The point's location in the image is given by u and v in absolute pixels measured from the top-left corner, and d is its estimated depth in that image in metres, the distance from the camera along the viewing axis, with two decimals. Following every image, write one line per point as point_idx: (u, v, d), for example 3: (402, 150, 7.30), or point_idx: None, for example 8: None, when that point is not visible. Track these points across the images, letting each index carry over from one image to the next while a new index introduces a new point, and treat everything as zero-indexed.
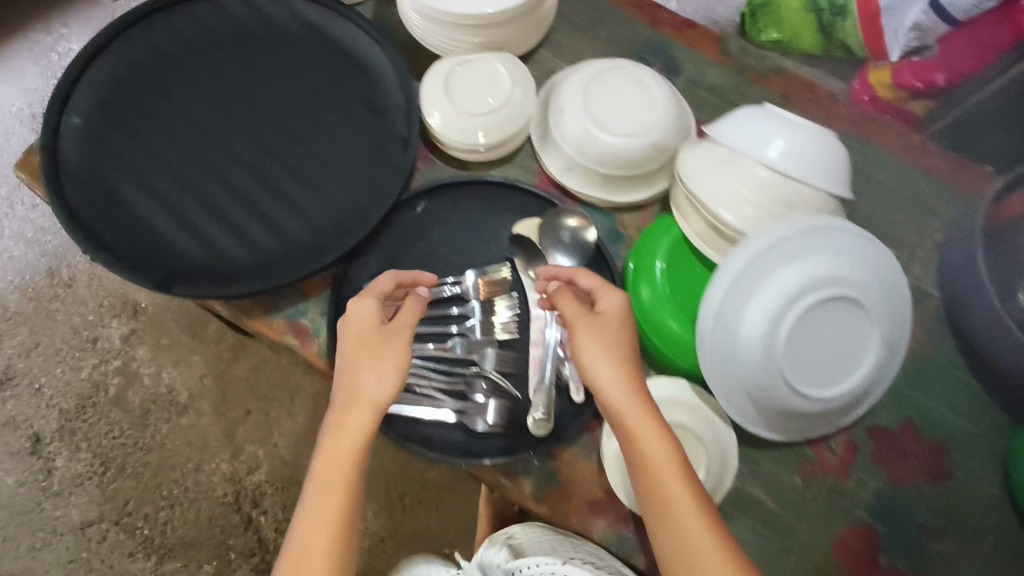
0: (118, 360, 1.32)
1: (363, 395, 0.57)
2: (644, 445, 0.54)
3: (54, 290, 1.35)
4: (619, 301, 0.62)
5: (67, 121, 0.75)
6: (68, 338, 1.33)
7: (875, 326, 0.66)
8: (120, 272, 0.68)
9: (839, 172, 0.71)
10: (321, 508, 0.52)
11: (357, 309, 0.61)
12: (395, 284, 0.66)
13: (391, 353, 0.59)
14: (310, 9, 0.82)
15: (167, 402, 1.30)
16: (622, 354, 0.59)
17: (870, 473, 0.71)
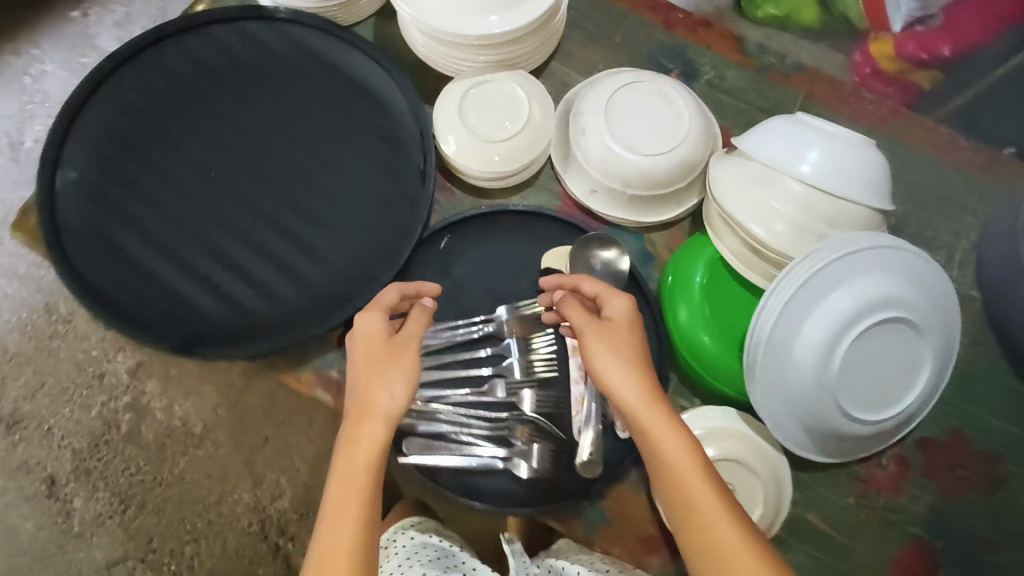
0: (129, 395, 1.23)
1: (373, 406, 0.54)
2: (664, 445, 0.51)
3: (54, 327, 1.26)
4: (627, 304, 0.58)
5: (65, 176, 0.71)
6: (73, 375, 1.24)
7: (927, 342, 0.64)
8: (138, 337, 0.66)
9: (877, 183, 0.67)
10: (337, 524, 0.49)
11: (360, 321, 0.59)
12: (399, 296, 0.63)
13: (398, 362, 0.56)
14: (308, 36, 0.78)
15: (182, 435, 1.22)
16: (636, 354, 0.56)
17: (923, 487, 0.70)
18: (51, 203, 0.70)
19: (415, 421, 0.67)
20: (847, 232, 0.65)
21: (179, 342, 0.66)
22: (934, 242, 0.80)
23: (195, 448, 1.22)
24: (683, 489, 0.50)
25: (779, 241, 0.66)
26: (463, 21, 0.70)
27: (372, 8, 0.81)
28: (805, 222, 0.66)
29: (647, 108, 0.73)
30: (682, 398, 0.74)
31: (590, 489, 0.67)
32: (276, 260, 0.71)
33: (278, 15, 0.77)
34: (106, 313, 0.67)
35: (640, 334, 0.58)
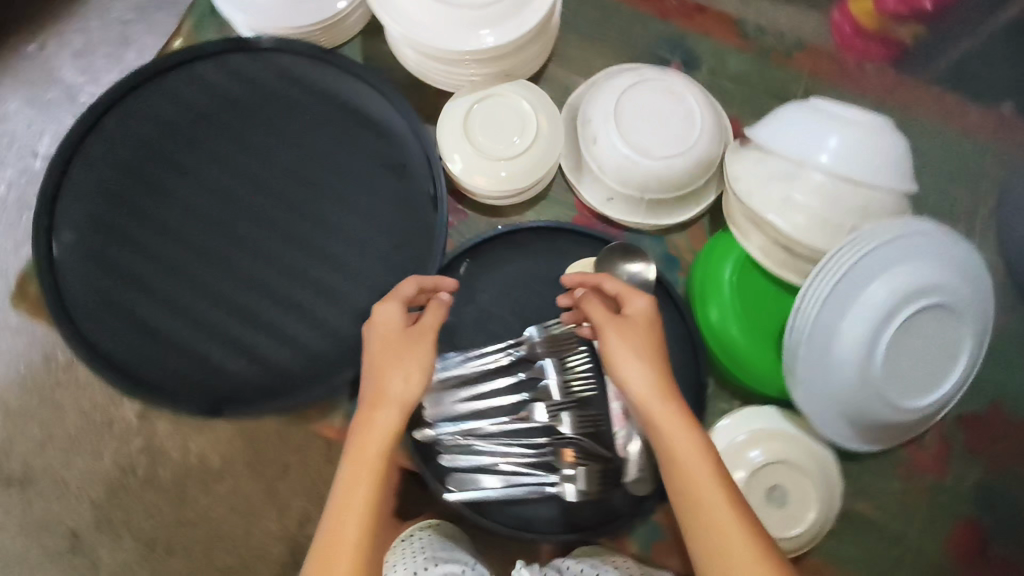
0: (141, 436, 1.09)
1: (389, 393, 0.54)
2: (675, 443, 0.49)
3: (57, 375, 1.12)
4: (646, 305, 0.56)
5: (62, 242, 0.68)
6: (74, 423, 1.09)
7: (966, 323, 0.64)
8: (166, 406, 0.65)
9: (900, 165, 0.66)
10: (345, 507, 0.49)
11: (380, 311, 0.58)
12: (417, 288, 0.62)
13: (416, 355, 0.56)
14: (296, 64, 0.73)
15: (199, 472, 1.07)
16: (654, 353, 0.54)
17: (968, 464, 0.71)
18: (52, 273, 0.67)
19: (458, 457, 0.67)
20: (876, 221, 0.64)
21: (207, 405, 0.65)
22: (954, 212, 0.79)
23: (221, 488, 1.06)
24: (693, 497, 0.48)
25: (802, 234, 0.66)
26: (453, 36, 0.67)
27: (358, 27, 0.77)
28: (829, 213, 0.65)
29: (657, 107, 0.71)
30: (721, 401, 0.73)
31: (641, 505, 0.67)
32: (295, 307, 0.69)
33: (261, 45, 0.72)
34: (130, 384, 0.65)
35: (655, 333, 0.56)
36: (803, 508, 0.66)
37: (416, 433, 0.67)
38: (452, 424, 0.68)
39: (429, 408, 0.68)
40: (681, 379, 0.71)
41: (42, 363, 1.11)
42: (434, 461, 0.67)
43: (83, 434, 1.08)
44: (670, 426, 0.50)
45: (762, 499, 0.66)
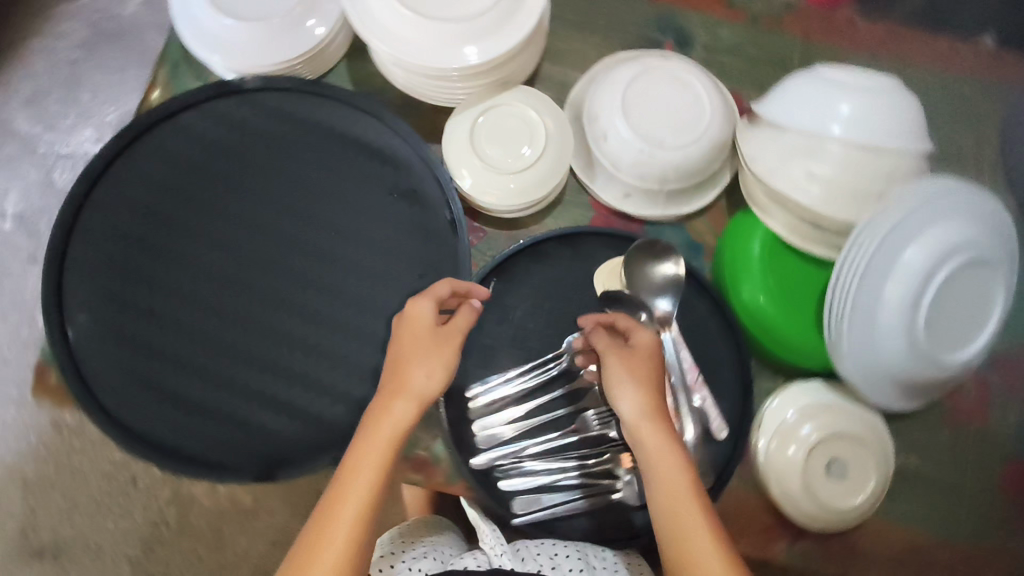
0: (167, 487, 1.06)
1: (409, 386, 0.53)
2: (661, 465, 0.50)
3: (65, 441, 1.07)
4: (650, 339, 0.57)
5: (75, 325, 0.65)
6: (94, 486, 1.06)
7: (998, 271, 0.65)
8: (216, 478, 0.63)
9: (915, 123, 0.64)
10: (344, 494, 0.49)
11: (415, 304, 0.56)
12: (452, 290, 0.59)
13: (442, 354, 0.54)
14: (288, 101, 0.71)
15: (235, 513, 1.05)
16: (652, 381, 0.54)
17: (1006, 404, 0.74)
18: (71, 358, 0.64)
19: (517, 480, 0.67)
20: (904, 184, 0.63)
21: (261, 469, 0.64)
22: (961, 158, 0.79)
23: (254, 521, 1.04)
24: (674, 513, 0.48)
25: (822, 205, 0.65)
26: (438, 52, 0.65)
27: (342, 50, 0.75)
28: (851, 180, 0.63)
29: (664, 96, 0.69)
30: (764, 380, 0.74)
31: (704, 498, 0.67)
32: (329, 354, 0.67)
33: (247, 86, 0.69)
34: (174, 460, 0.63)
35: (656, 363, 0.56)
36: (862, 477, 0.67)
37: (473, 462, 0.66)
38: (505, 447, 0.67)
39: (482, 434, 0.67)
40: (726, 366, 0.71)
41: (53, 431, 1.07)
42: (495, 487, 0.67)
43: (110, 497, 1.06)
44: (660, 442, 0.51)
45: (823, 474, 0.67)
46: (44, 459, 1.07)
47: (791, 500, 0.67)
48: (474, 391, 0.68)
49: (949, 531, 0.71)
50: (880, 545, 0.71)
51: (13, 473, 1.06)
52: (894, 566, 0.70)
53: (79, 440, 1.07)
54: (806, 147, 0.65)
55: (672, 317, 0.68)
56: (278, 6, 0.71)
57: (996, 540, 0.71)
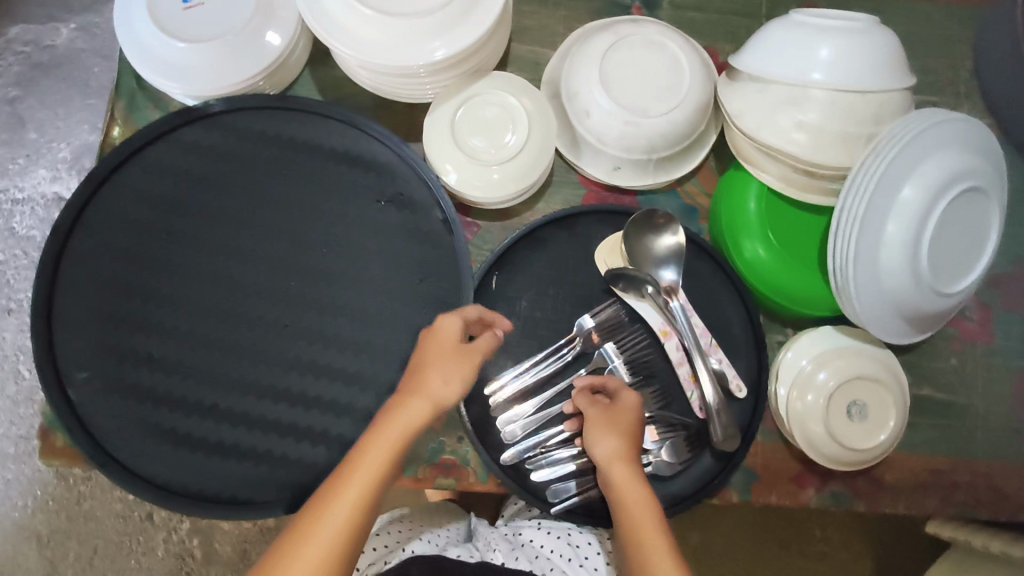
0: (186, 520, 1.04)
1: (425, 387, 0.52)
2: (638, 514, 0.53)
3: (75, 489, 1.05)
4: (634, 400, 0.60)
5: (75, 383, 0.63)
6: (112, 530, 1.04)
7: (990, 197, 0.66)
8: (246, 514, 0.62)
9: (896, 60, 0.63)
10: (343, 486, 0.47)
11: (442, 321, 0.56)
12: (478, 314, 0.59)
13: (462, 364, 0.53)
14: (258, 120, 0.69)
15: (260, 534, 1.04)
16: (630, 440, 0.58)
17: (1009, 321, 0.75)
18: (77, 418, 0.62)
19: (548, 470, 0.66)
20: (895, 121, 0.62)
21: (291, 499, 0.63)
22: (939, 85, 0.79)
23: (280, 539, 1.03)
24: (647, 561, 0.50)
25: (813, 152, 0.63)
26: (403, 50, 0.62)
27: (303, 59, 0.73)
28: (839, 125, 0.62)
29: (641, 64, 0.68)
30: (775, 332, 0.75)
31: (732, 458, 0.68)
32: (341, 373, 0.66)
33: (212, 109, 0.67)
34: (201, 504, 0.62)
35: (638, 423, 0.60)
36: (881, 415, 0.68)
37: (501, 458, 0.66)
38: (530, 439, 0.67)
39: (506, 432, 0.66)
40: (737, 324, 0.71)
41: (60, 482, 1.05)
42: (527, 479, 0.67)
43: (130, 539, 1.04)
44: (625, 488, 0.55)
45: (846, 417, 0.67)
46: (55, 511, 1.05)
47: (818, 447, 0.67)
48: (492, 389, 0.67)
49: (970, 453, 0.73)
50: (905, 475, 0.72)
51: (26, 531, 1.04)
52: (920, 493, 0.72)
53: (88, 487, 1.05)
54: (792, 96, 0.63)
55: (679, 285, 0.68)
56: (232, 22, 0.68)
57: (1016, 455, 0.73)
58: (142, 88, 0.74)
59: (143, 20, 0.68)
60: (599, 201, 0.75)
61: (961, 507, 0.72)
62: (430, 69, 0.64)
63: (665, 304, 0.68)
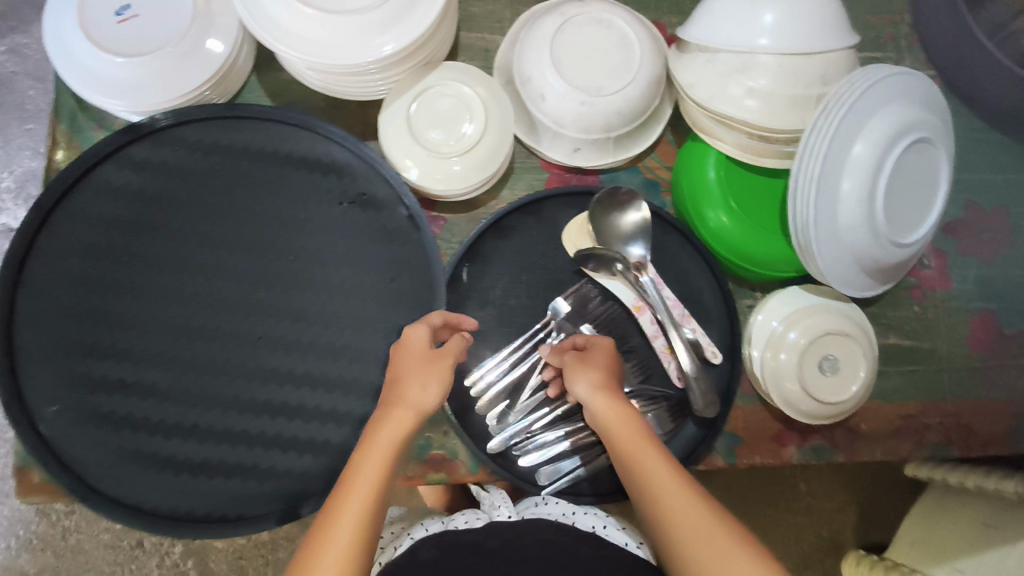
0: (178, 542, 1.03)
1: (405, 397, 0.52)
2: (640, 456, 0.50)
3: (60, 524, 1.02)
4: (604, 340, 0.61)
5: (46, 418, 0.61)
6: (103, 561, 1.02)
7: (938, 145, 0.67)
8: (239, 531, 0.62)
9: (837, 20, 0.64)
10: (345, 497, 0.46)
11: (409, 330, 0.57)
12: (444, 320, 0.60)
13: (437, 369, 0.54)
14: (209, 130, 0.67)
15: (255, 548, 1.03)
16: (609, 374, 0.57)
17: (965, 265, 0.78)
18: (52, 453, 0.61)
19: (536, 454, 0.67)
20: (841, 81, 0.63)
21: (282, 511, 0.62)
22: (880, 41, 0.81)
23: (275, 551, 1.03)
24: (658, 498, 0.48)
25: (768, 117, 0.64)
26: (353, 49, 0.61)
27: (249, 64, 0.72)
28: (789, 89, 0.63)
29: (590, 43, 0.68)
30: (744, 296, 0.76)
31: (715, 422, 0.69)
32: (320, 380, 0.65)
33: (159, 124, 0.66)
34: (192, 526, 0.61)
35: (615, 366, 0.59)
36: (853, 367, 0.70)
37: (489, 447, 0.66)
38: (515, 426, 0.67)
39: (495, 423, 0.67)
40: (707, 292, 0.72)
41: (44, 519, 1.02)
42: (516, 465, 0.68)
43: (122, 569, 1.02)
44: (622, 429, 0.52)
45: (819, 373, 0.69)
46: (42, 548, 1.02)
47: (795, 403, 0.69)
48: (473, 383, 0.67)
49: (937, 395, 0.75)
50: (879, 423, 0.75)
51: (12, 572, 1.01)
52: (894, 438, 0.75)
53: (73, 521, 1.02)
54: (741, 64, 0.64)
55: (648, 259, 0.69)
56: (170, 31, 0.66)
57: (981, 392, 0.76)
58: (84, 109, 0.71)
59: (76, 37, 0.66)
60: (562, 182, 0.76)
61: (933, 447, 0.75)
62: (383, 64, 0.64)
63: (636, 280, 0.69)
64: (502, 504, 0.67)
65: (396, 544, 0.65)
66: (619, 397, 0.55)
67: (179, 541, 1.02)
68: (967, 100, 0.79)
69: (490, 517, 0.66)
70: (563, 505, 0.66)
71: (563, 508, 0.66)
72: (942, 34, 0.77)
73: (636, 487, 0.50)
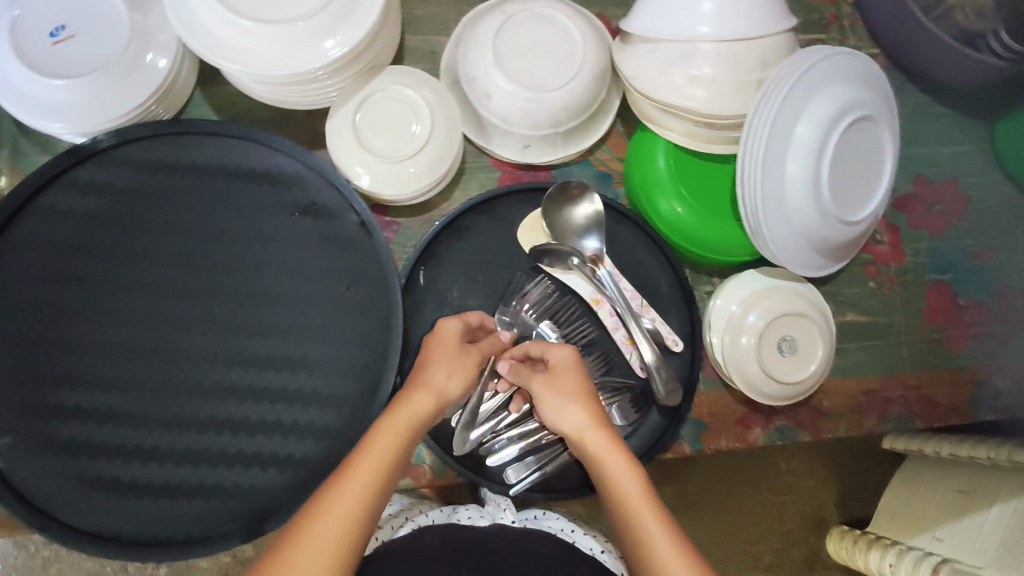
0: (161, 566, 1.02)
1: (429, 381, 0.52)
2: (620, 480, 0.48)
3: (40, 556, 1.00)
4: (566, 354, 0.56)
5: (1, 450, 0.60)
6: None
7: (880, 123, 0.68)
8: (206, 551, 0.62)
9: (775, 4, 0.65)
10: (347, 475, 0.46)
11: (446, 322, 0.58)
12: (478, 320, 0.62)
13: (464, 362, 0.55)
14: (153, 149, 0.66)
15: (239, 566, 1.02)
16: (588, 395, 0.53)
17: (917, 238, 0.79)
18: (9, 484, 0.60)
19: (502, 453, 0.67)
20: (780, 63, 0.64)
21: (247, 528, 0.62)
22: (822, 22, 0.82)
23: None
24: (632, 524, 0.46)
25: (718, 104, 0.64)
26: (295, 58, 0.60)
27: (192, 80, 0.71)
28: (732, 74, 0.63)
29: (532, 39, 0.68)
30: (702, 283, 0.77)
31: (679, 411, 0.69)
32: (279, 393, 0.65)
33: (102, 145, 0.65)
34: (157, 549, 0.61)
35: (583, 378, 0.55)
36: (811, 347, 0.71)
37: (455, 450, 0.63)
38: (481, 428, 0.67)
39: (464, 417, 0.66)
40: (664, 282, 0.73)
41: (22, 551, 1.00)
42: (483, 465, 0.68)
43: None
44: (606, 455, 0.49)
45: (778, 354, 0.70)
46: None
47: (758, 386, 0.69)
48: None
49: (896, 369, 0.77)
50: (841, 400, 0.76)
51: None
52: (857, 414, 0.76)
53: (51, 552, 1.00)
54: (684, 52, 0.64)
55: (603, 253, 0.69)
56: (107, 50, 0.65)
57: (941, 363, 0.77)
58: (25, 134, 0.70)
59: (9, 61, 0.64)
60: (514, 180, 0.76)
61: (896, 420, 0.76)
62: (327, 71, 0.63)
63: (592, 273, 0.69)
64: (507, 507, 0.65)
65: (395, 525, 0.64)
66: (603, 421, 0.52)
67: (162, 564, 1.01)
68: (911, 77, 0.80)
69: (493, 518, 0.64)
70: (567, 525, 0.66)
71: (565, 527, 0.66)
72: (880, 12, 0.78)
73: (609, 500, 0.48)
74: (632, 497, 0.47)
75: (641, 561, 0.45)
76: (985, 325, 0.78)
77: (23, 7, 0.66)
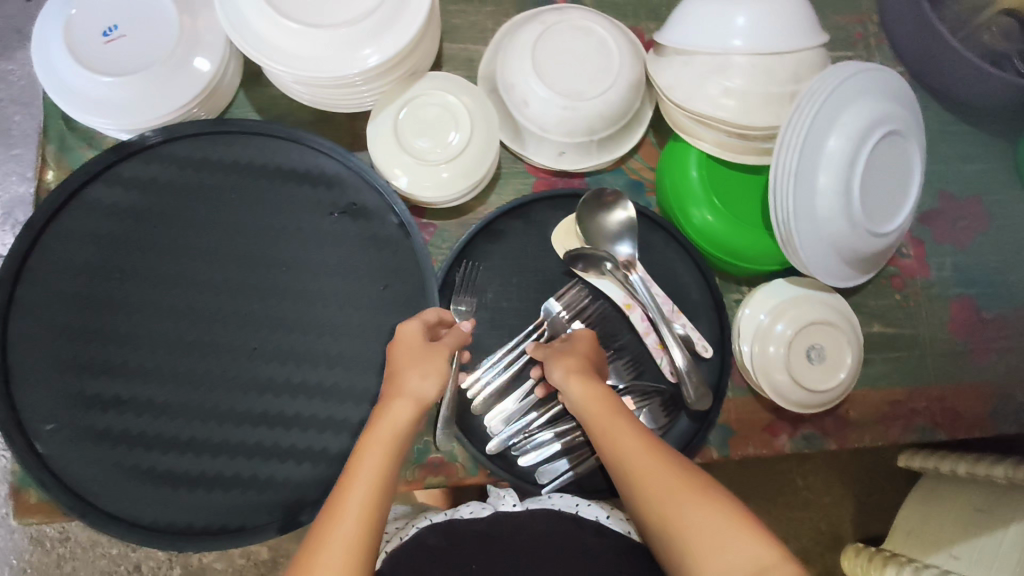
0: (176, 565, 1.01)
1: (404, 388, 0.53)
2: (625, 444, 0.51)
3: (54, 552, 1.00)
4: (587, 333, 0.64)
5: (44, 436, 0.61)
6: None
7: (909, 138, 0.70)
8: (241, 542, 0.62)
9: (805, 21, 0.67)
10: (347, 489, 0.47)
11: (404, 326, 0.58)
12: (438, 316, 0.61)
13: (434, 359, 0.54)
14: (199, 146, 0.68)
15: (255, 567, 1.02)
16: (587, 360, 0.60)
17: (942, 252, 0.80)
18: (51, 470, 0.61)
19: (534, 454, 0.68)
20: (813, 77, 0.65)
21: (282, 520, 0.63)
22: (849, 40, 0.83)
23: (276, 569, 1.02)
24: (642, 480, 0.49)
25: (750, 116, 0.65)
26: (338, 62, 0.62)
27: (236, 80, 0.73)
28: (764, 88, 0.65)
29: (571, 49, 0.70)
30: (732, 291, 0.78)
31: (708, 416, 0.70)
32: (316, 389, 0.65)
33: (149, 142, 0.66)
34: (191, 540, 0.61)
35: (594, 356, 0.61)
36: (839, 356, 0.72)
37: (488, 449, 0.67)
38: (512, 428, 0.68)
39: (498, 417, 0.68)
40: (694, 289, 0.74)
41: (38, 548, 1.00)
42: (514, 465, 0.69)
43: None
44: (603, 418, 0.53)
45: (807, 362, 0.71)
46: None
47: (786, 392, 0.70)
48: (470, 386, 0.68)
49: (920, 380, 0.77)
50: (866, 409, 0.76)
51: None
52: (882, 424, 0.76)
53: (66, 549, 1.00)
54: (717, 65, 0.65)
55: (635, 258, 0.71)
56: (157, 50, 0.67)
57: (965, 375, 0.78)
58: (72, 128, 0.72)
59: (63, 58, 0.66)
60: (548, 186, 0.78)
61: (920, 432, 0.77)
62: (365, 77, 0.65)
63: (625, 278, 0.70)
64: (507, 493, 0.66)
65: (402, 533, 0.63)
66: (594, 379, 0.57)
67: (178, 564, 1.01)
68: (935, 94, 0.82)
69: (495, 507, 0.65)
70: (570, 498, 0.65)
71: (571, 501, 0.65)
72: (905, 31, 0.80)
73: (619, 474, 0.51)
74: (633, 452, 0.50)
75: (655, 511, 0.47)
76: (1008, 338, 0.79)
77: (78, 7, 0.68)
